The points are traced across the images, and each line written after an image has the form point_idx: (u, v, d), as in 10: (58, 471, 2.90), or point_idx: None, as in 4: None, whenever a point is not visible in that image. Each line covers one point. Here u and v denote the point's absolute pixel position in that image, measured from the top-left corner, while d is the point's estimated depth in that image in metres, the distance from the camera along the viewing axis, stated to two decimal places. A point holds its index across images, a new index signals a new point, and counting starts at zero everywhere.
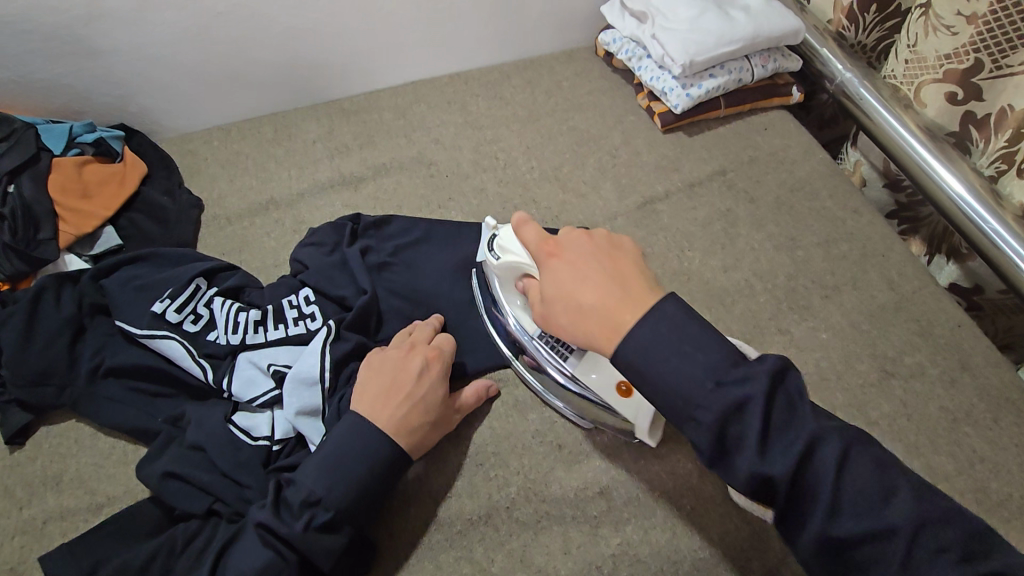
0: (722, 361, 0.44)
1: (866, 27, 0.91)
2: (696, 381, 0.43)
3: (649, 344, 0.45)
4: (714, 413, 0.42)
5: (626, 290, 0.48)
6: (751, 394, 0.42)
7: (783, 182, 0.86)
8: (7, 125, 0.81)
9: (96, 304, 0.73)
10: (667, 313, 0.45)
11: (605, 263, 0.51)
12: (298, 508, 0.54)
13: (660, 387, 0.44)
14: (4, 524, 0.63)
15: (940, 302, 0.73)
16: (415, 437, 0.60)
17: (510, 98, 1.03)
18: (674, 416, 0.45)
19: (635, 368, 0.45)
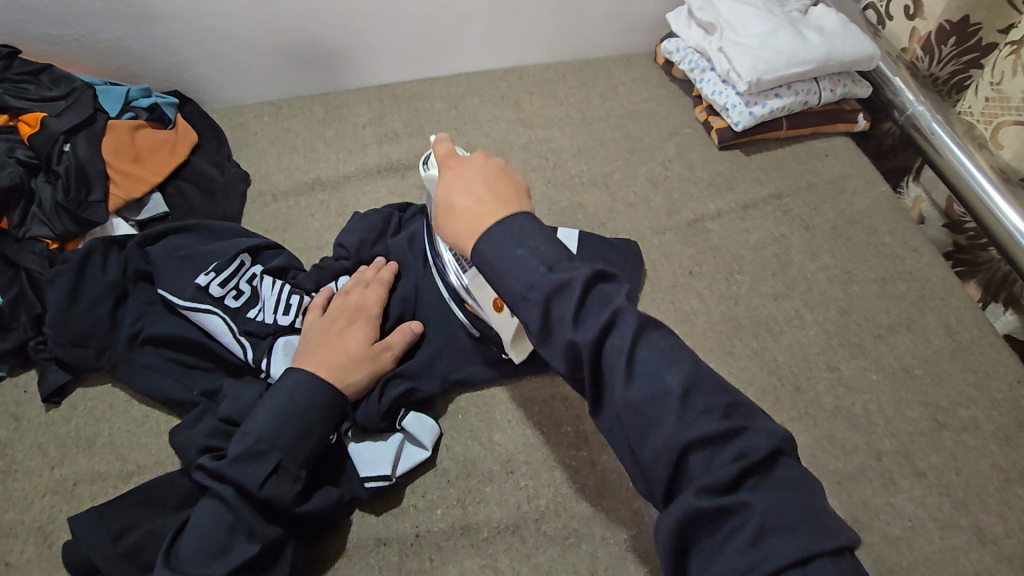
0: (557, 253, 0.45)
1: (942, 60, 0.88)
2: (529, 266, 0.44)
3: (503, 241, 0.45)
4: (539, 296, 0.43)
5: (495, 198, 0.49)
6: (573, 277, 0.43)
7: (841, 212, 0.84)
8: (68, 84, 0.81)
9: (140, 271, 0.73)
10: (522, 222, 0.46)
11: (482, 179, 0.52)
12: (249, 453, 0.55)
13: (501, 274, 0.45)
14: (36, 481, 0.64)
15: (999, 354, 0.71)
16: (340, 374, 0.60)
17: (565, 98, 1.01)
18: (511, 300, 0.45)
19: (487, 262, 0.46)
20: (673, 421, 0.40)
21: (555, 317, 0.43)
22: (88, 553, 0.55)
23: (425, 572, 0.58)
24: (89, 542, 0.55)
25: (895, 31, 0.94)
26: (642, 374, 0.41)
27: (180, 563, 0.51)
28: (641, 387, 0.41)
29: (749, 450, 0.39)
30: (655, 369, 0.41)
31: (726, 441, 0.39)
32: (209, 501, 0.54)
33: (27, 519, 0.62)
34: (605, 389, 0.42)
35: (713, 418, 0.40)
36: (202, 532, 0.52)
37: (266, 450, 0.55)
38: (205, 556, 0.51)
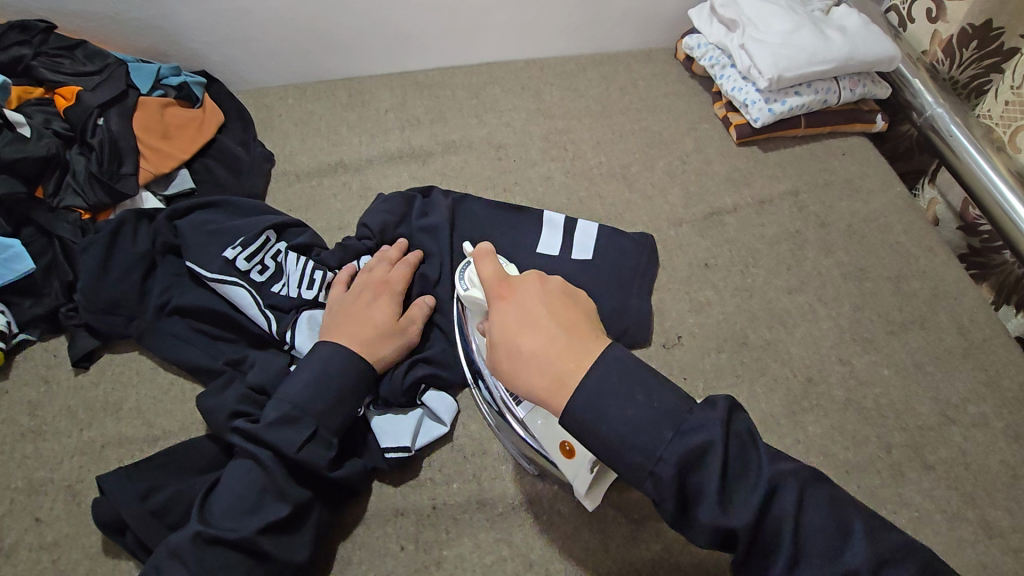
0: (671, 408, 0.43)
1: (961, 63, 0.89)
2: (656, 434, 0.43)
3: (597, 398, 0.44)
4: (666, 471, 0.42)
5: (571, 341, 0.47)
6: (708, 435, 0.42)
7: (857, 211, 0.85)
8: (102, 60, 0.83)
9: (168, 243, 0.74)
10: (617, 368, 0.45)
11: (550, 306, 0.50)
12: (286, 420, 0.57)
13: (610, 438, 0.43)
14: (65, 442, 0.66)
15: (1010, 354, 0.72)
16: (370, 348, 0.62)
17: (584, 91, 1.02)
18: (627, 473, 0.44)
19: (588, 427, 0.44)
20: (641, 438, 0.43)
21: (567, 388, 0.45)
22: (118, 511, 0.57)
23: (441, 542, 0.59)
24: (118, 500, 0.57)
25: (916, 33, 0.95)
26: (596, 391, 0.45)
27: (213, 518, 0.53)
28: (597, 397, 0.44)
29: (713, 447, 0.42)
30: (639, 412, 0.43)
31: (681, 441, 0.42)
32: (244, 460, 0.56)
33: (56, 479, 0.64)
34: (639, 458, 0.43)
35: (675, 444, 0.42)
36: (235, 490, 0.54)
37: (303, 418, 0.57)
38: (238, 511, 0.53)
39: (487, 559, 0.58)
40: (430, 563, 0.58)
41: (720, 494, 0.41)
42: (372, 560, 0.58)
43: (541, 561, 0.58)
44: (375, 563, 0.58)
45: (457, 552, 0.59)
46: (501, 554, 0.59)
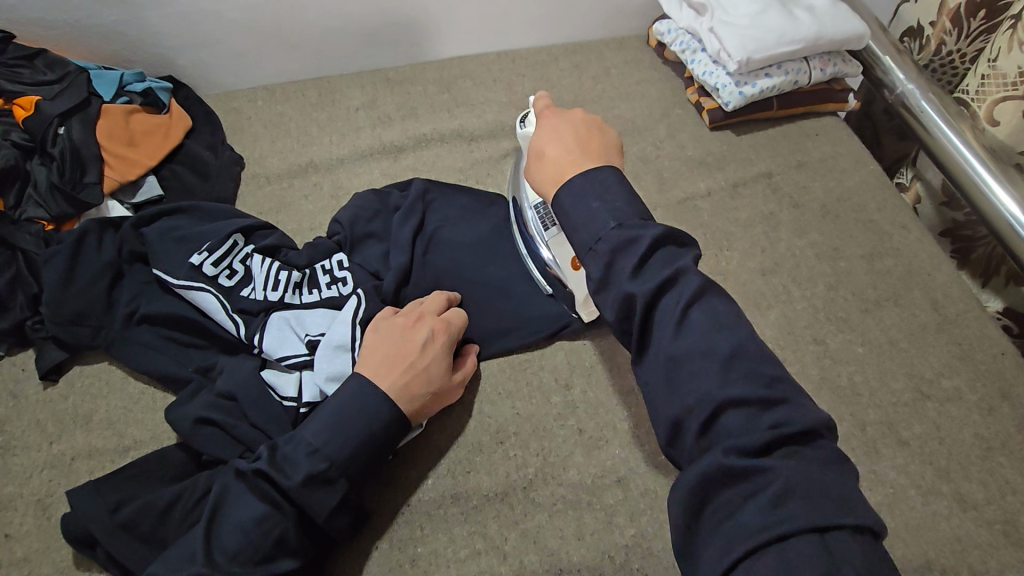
0: (630, 213, 0.50)
1: (968, 34, 0.85)
2: (600, 223, 0.49)
3: (581, 195, 0.51)
4: (606, 247, 0.48)
5: (580, 156, 0.54)
6: (644, 234, 0.47)
7: (830, 190, 0.84)
8: (62, 68, 0.82)
9: (135, 251, 0.74)
10: (605, 178, 0.51)
11: (580, 134, 0.56)
12: (300, 460, 0.54)
13: (570, 221, 0.51)
14: (35, 456, 0.65)
15: (985, 327, 0.71)
16: (418, 405, 0.60)
17: (557, 81, 1.01)
18: (578, 249, 0.51)
19: (563, 207, 0.52)
20: (711, 382, 0.43)
21: (617, 271, 0.48)
22: (85, 523, 0.56)
23: (415, 538, 0.59)
24: (86, 513, 0.56)
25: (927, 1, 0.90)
26: (691, 332, 0.45)
27: (221, 560, 0.51)
28: (688, 339, 0.45)
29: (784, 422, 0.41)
30: (760, 379, 0.43)
31: (763, 408, 0.42)
32: (252, 497, 0.54)
33: (25, 493, 0.63)
34: (688, 415, 0.44)
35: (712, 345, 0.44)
36: (243, 526, 0.52)
37: (319, 463, 0.54)
38: (246, 557, 0.52)
39: (461, 553, 0.58)
40: (405, 561, 0.58)
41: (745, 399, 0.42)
42: (344, 562, 0.58)
43: (515, 552, 0.58)
44: (349, 563, 0.58)
45: (431, 547, 0.58)
46: (475, 547, 0.58)
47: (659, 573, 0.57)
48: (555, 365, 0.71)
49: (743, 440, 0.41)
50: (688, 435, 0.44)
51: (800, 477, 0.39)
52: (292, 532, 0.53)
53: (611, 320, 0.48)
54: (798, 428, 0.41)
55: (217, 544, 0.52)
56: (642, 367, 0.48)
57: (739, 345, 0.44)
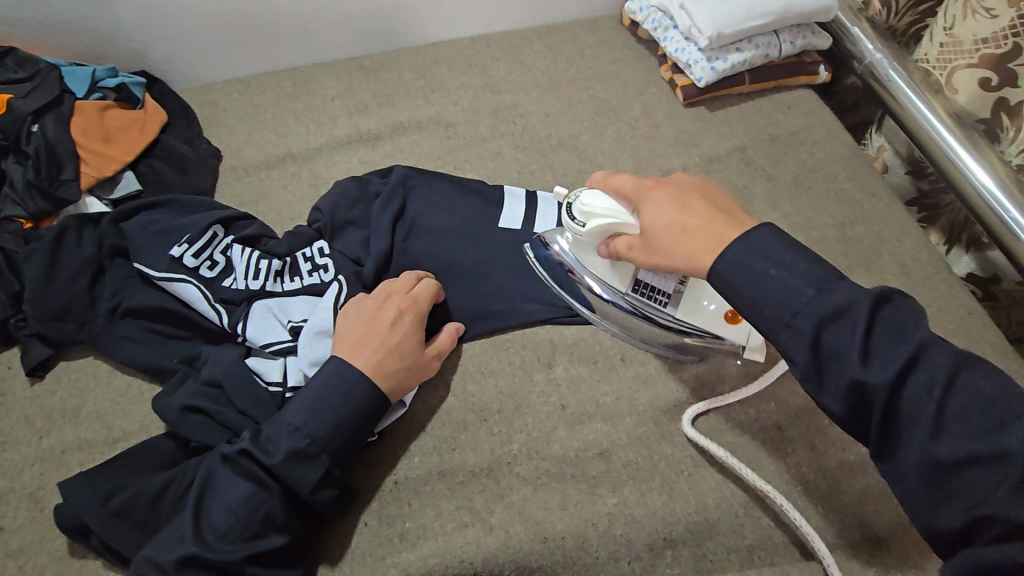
0: (822, 274, 0.47)
1: (898, 10, 0.90)
2: (798, 292, 0.46)
3: (746, 264, 0.49)
4: (805, 322, 0.45)
5: (714, 217, 0.53)
6: (848, 300, 0.44)
7: (803, 162, 0.86)
8: (33, 66, 0.82)
9: (115, 246, 0.74)
10: (759, 238, 0.49)
11: (698, 195, 0.57)
12: (283, 440, 0.56)
13: (743, 294, 0.49)
14: (25, 451, 0.66)
15: (952, 290, 0.73)
16: (393, 382, 0.61)
17: (532, 64, 1.02)
18: (764, 325, 0.48)
19: (725, 279, 0.50)
20: (922, 435, 0.41)
21: (831, 346, 0.44)
22: (78, 513, 0.57)
23: (403, 514, 0.60)
24: (78, 502, 0.57)
25: None
26: (882, 354, 0.43)
27: (210, 538, 0.53)
28: (897, 387, 0.42)
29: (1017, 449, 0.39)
30: (976, 425, 0.40)
31: (997, 451, 0.39)
32: (239, 478, 0.55)
33: (17, 487, 0.64)
34: (899, 433, 0.43)
35: (899, 359, 0.42)
36: (231, 504, 0.54)
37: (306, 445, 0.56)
38: (235, 534, 0.54)
39: (449, 526, 0.60)
40: (394, 536, 0.59)
41: (860, 351, 0.43)
42: (331, 538, 0.59)
43: (501, 524, 0.60)
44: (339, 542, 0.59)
45: (418, 522, 0.60)
46: (462, 520, 0.60)
47: (640, 537, 0.59)
48: (536, 342, 0.72)
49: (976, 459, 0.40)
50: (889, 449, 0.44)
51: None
52: (279, 510, 0.55)
53: (838, 412, 0.45)
54: (947, 366, 0.41)
55: (205, 525, 0.54)
56: (823, 396, 0.45)
57: (935, 342, 0.42)
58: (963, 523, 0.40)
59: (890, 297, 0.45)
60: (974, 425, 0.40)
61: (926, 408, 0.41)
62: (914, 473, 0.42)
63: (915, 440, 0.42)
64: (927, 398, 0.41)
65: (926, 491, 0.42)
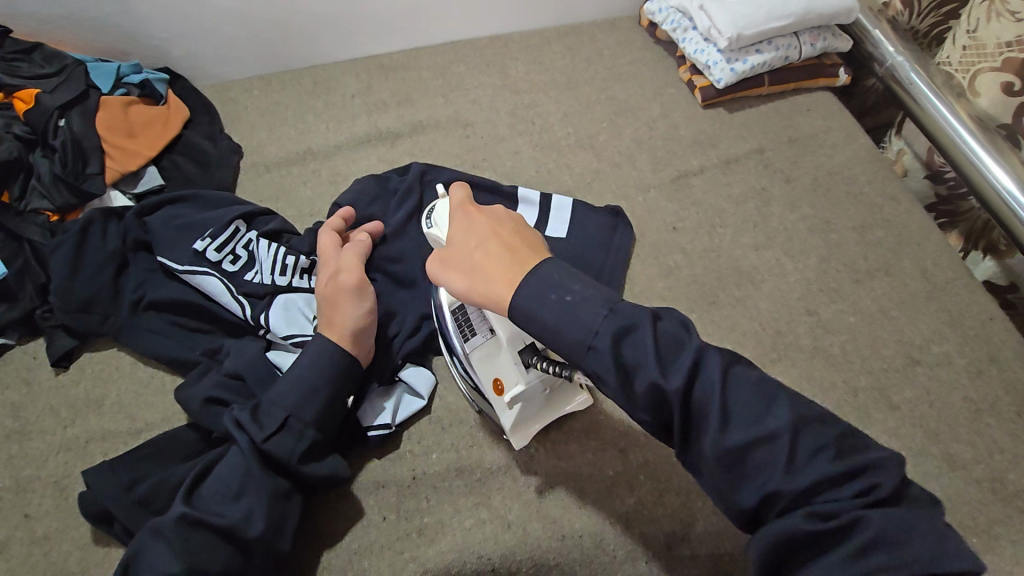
0: (611, 294, 0.44)
1: (921, 12, 0.89)
2: (582, 321, 0.43)
3: (541, 294, 0.45)
4: (605, 339, 0.42)
5: (514, 258, 0.48)
6: (641, 319, 0.43)
7: (821, 165, 0.85)
8: (59, 61, 0.83)
9: (139, 239, 0.75)
10: (558, 268, 0.46)
11: (507, 229, 0.51)
12: (271, 411, 0.57)
13: (544, 326, 0.44)
14: (50, 440, 0.67)
15: (974, 295, 0.73)
16: (328, 320, 0.63)
17: (550, 63, 1.02)
18: (566, 351, 0.44)
19: (532, 319, 0.45)
20: (778, 477, 0.39)
21: (629, 361, 0.42)
22: (102, 501, 0.58)
23: (421, 509, 0.61)
24: (102, 491, 0.58)
25: None
26: (739, 413, 0.40)
27: (200, 502, 0.53)
28: (739, 432, 0.40)
29: (871, 483, 0.38)
30: (751, 412, 0.40)
31: (845, 478, 0.39)
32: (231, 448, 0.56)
33: (43, 475, 0.65)
34: (696, 435, 0.41)
35: (686, 364, 0.41)
36: (223, 475, 0.55)
37: (275, 409, 0.57)
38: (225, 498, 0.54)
39: (466, 522, 0.60)
40: (412, 531, 0.60)
41: (690, 365, 0.41)
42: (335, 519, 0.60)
43: (519, 521, 0.60)
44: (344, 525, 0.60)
45: (437, 517, 0.60)
46: (480, 517, 0.60)
47: (658, 537, 0.60)
48: None
49: (833, 502, 0.38)
50: (767, 516, 0.41)
51: (807, 446, 0.39)
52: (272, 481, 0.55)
53: (644, 419, 0.43)
54: (733, 363, 0.42)
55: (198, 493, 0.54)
56: (632, 407, 0.43)
57: (711, 350, 0.42)
58: (756, 499, 0.40)
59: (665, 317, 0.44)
60: (825, 467, 0.39)
61: (713, 402, 0.40)
62: (721, 460, 0.40)
63: (710, 435, 0.40)
64: (711, 395, 0.40)
65: (780, 543, 0.38)
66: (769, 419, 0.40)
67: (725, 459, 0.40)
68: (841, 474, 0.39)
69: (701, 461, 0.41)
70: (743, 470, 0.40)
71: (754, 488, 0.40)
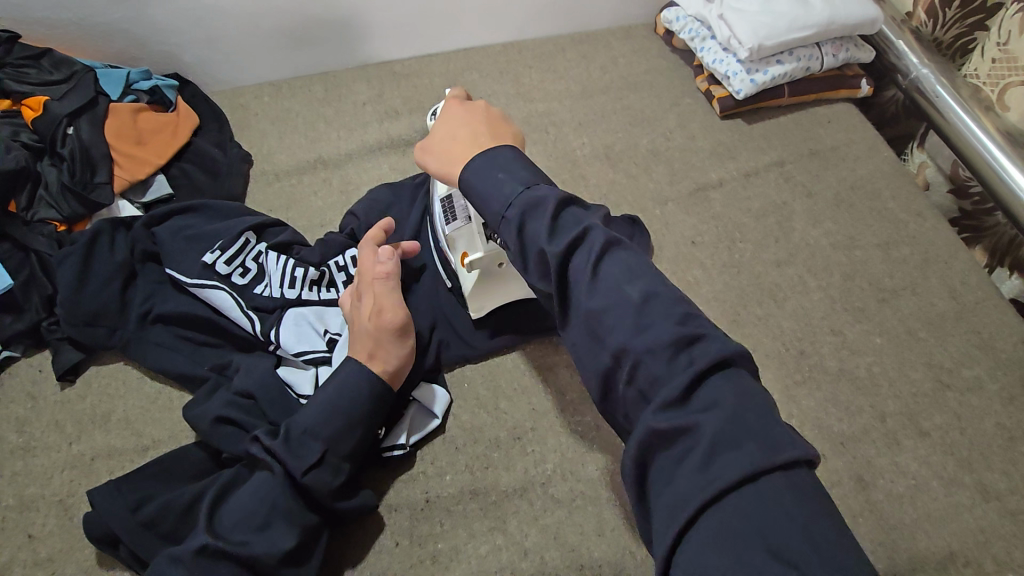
0: (532, 176, 0.45)
1: (945, 23, 0.87)
2: (504, 192, 0.44)
3: (482, 171, 0.46)
4: (515, 215, 0.43)
5: (477, 138, 0.49)
6: (548, 194, 0.43)
7: (844, 179, 0.83)
8: (68, 68, 0.81)
9: (147, 251, 0.73)
10: (503, 154, 0.46)
11: (481, 119, 0.51)
12: (302, 440, 0.55)
13: (480, 199, 0.46)
14: (55, 457, 0.66)
15: (1004, 316, 0.71)
16: (371, 354, 0.59)
17: (564, 71, 1.00)
18: (492, 221, 0.45)
19: (472, 192, 0.46)
20: (624, 335, 0.38)
21: (530, 235, 0.43)
22: (108, 523, 0.56)
23: (435, 534, 0.59)
24: (108, 512, 0.57)
25: None
26: (605, 283, 0.40)
27: (221, 531, 0.52)
28: (602, 296, 0.39)
29: (702, 358, 0.37)
30: (619, 280, 0.40)
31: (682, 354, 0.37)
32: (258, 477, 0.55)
33: (47, 494, 0.63)
34: (569, 300, 0.41)
35: (572, 236, 0.41)
36: (246, 504, 0.53)
37: (308, 438, 0.55)
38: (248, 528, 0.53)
39: (482, 548, 0.58)
40: (426, 557, 0.58)
41: (577, 238, 0.41)
42: (350, 546, 0.58)
43: (536, 548, 0.58)
44: (359, 553, 0.58)
45: (451, 543, 0.59)
46: (496, 543, 0.58)
47: None
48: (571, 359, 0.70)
49: (669, 389, 0.36)
50: (618, 386, 0.39)
51: (660, 317, 0.38)
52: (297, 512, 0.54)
53: (541, 287, 0.43)
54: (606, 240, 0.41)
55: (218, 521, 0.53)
56: (529, 276, 0.44)
57: (604, 231, 0.42)
58: (607, 364, 0.39)
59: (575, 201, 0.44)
60: (664, 335, 0.37)
61: (584, 272, 0.40)
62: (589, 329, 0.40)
63: (579, 301, 0.40)
64: (586, 261, 0.40)
65: (645, 448, 0.36)
66: (631, 288, 0.39)
67: (590, 324, 0.40)
68: (684, 359, 0.37)
69: (571, 324, 0.41)
70: (598, 336, 0.39)
71: (605, 355, 0.39)
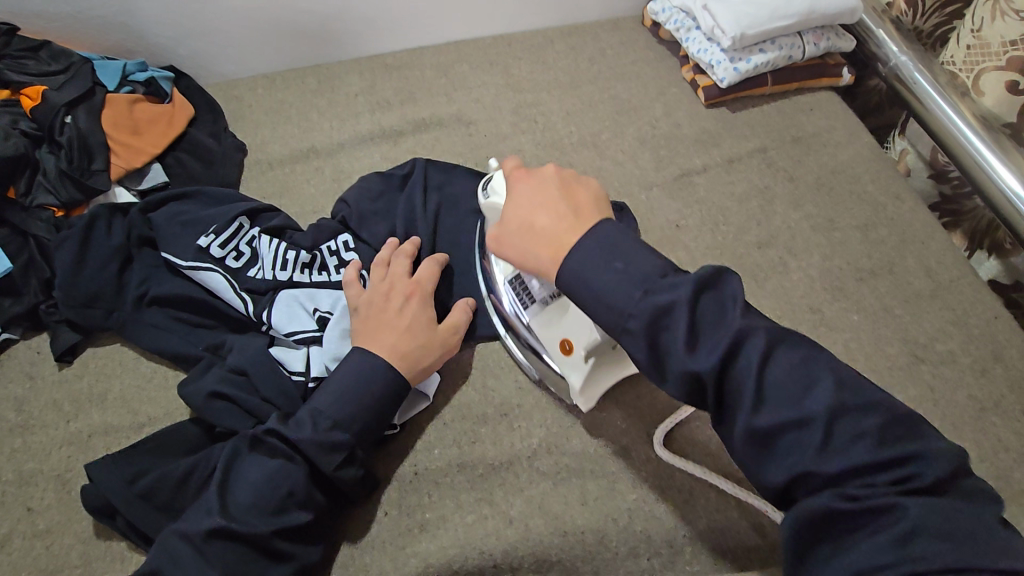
0: (649, 272, 0.45)
1: (924, 12, 0.89)
2: (624, 291, 0.45)
3: (587, 261, 0.47)
4: (640, 324, 0.43)
5: (570, 216, 0.51)
6: (676, 297, 0.42)
7: (825, 164, 0.85)
8: (66, 59, 0.83)
9: (143, 235, 0.75)
10: (605, 232, 0.48)
11: (557, 191, 0.53)
12: (309, 418, 0.57)
13: (593, 294, 0.46)
14: (53, 434, 0.67)
15: (978, 293, 0.73)
16: (413, 360, 0.61)
17: (552, 62, 1.02)
18: (607, 324, 0.46)
19: (577, 277, 0.47)
20: (811, 455, 0.39)
21: (664, 343, 0.43)
22: (106, 494, 0.58)
23: (423, 505, 0.61)
24: (105, 484, 0.58)
25: None
26: (774, 394, 0.40)
27: (234, 512, 0.53)
28: (771, 414, 0.40)
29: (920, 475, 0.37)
30: (791, 391, 0.40)
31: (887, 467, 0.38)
32: (266, 457, 0.56)
33: (45, 470, 0.65)
34: (730, 411, 0.41)
35: (722, 343, 0.41)
36: (257, 482, 0.54)
37: (317, 418, 0.57)
38: (261, 508, 0.53)
39: (468, 517, 0.60)
40: (414, 526, 0.59)
41: (688, 334, 0.42)
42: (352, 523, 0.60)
43: (521, 517, 0.60)
44: (361, 528, 0.59)
45: (439, 513, 0.60)
46: (482, 512, 0.60)
47: (660, 533, 0.60)
48: None
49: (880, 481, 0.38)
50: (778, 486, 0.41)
51: (848, 431, 0.39)
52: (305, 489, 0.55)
53: (640, 359, 0.44)
54: (760, 349, 0.41)
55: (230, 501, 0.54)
56: (632, 349, 0.44)
57: (748, 329, 0.42)
58: (786, 478, 0.40)
59: (711, 288, 0.43)
60: (868, 454, 0.38)
61: (747, 381, 0.40)
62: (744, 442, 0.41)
63: (740, 415, 0.41)
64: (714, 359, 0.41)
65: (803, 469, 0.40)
66: (810, 401, 0.39)
67: (752, 437, 0.40)
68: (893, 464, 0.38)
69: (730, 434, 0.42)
70: (772, 447, 0.40)
71: (784, 466, 0.40)
